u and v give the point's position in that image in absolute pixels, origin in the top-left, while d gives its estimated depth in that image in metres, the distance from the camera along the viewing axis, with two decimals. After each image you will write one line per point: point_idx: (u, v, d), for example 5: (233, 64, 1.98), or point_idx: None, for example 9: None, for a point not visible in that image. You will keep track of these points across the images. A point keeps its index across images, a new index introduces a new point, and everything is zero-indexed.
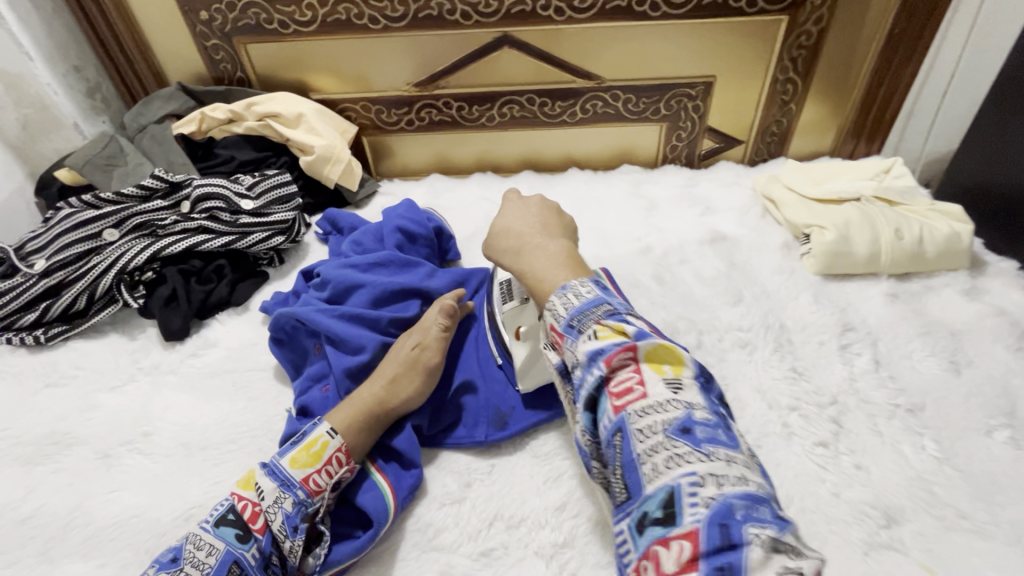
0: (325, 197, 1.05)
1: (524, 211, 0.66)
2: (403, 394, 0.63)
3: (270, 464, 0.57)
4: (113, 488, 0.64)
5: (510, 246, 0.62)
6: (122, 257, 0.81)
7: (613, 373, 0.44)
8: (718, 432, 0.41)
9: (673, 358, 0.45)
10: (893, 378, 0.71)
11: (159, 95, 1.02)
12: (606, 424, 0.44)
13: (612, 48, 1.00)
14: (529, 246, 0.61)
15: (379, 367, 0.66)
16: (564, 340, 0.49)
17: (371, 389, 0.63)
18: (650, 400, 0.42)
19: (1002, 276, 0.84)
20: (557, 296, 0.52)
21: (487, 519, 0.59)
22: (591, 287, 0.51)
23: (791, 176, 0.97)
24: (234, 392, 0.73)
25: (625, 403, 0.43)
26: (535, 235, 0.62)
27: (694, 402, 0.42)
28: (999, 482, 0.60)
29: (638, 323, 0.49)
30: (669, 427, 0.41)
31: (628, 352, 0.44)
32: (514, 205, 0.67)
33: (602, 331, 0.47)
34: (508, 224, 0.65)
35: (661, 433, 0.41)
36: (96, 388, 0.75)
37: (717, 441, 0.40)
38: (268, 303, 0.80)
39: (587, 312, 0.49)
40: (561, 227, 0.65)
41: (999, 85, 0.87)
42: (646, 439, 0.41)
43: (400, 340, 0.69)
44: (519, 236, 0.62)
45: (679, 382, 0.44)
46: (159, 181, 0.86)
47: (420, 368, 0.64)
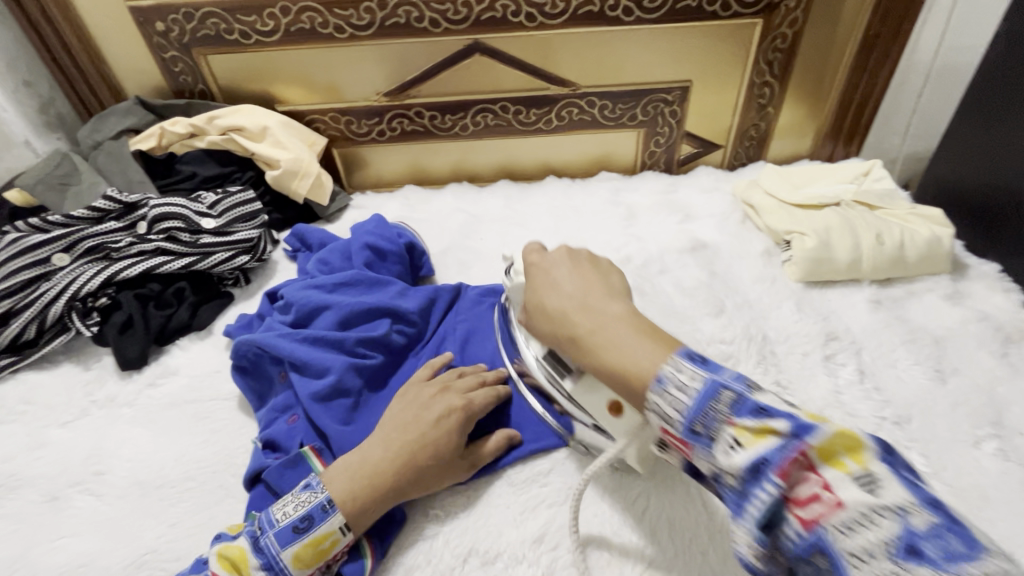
0: (294, 212, 1.00)
1: (555, 279, 0.56)
2: (422, 479, 0.56)
3: (268, 555, 0.52)
4: (60, 534, 0.60)
5: (563, 334, 0.52)
6: (73, 284, 0.76)
7: (789, 485, 0.35)
8: (948, 532, 0.31)
9: (848, 444, 0.36)
10: (878, 389, 0.69)
11: (115, 109, 0.97)
12: (798, 548, 0.35)
13: (585, 55, 0.98)
14: (588, 332, 0.50)
15: (406, 434, 0.57)
16: (693, 449, 0.40)
17: (390, 470, 0.55)
18: (850, 512, 0.33)
19: (983, 279, 0.83)
20: (656, 394, 0.42)
21: (461, 555, 0.56)
22: (693, 368, 0.42)
23: (770, 181, 0.95)
24: (194, 424, 0.69)
25: (816, 519, 0.34)
26: (583, 313, 0.51)
27: (903, 500, 0.33)
28: (988, 497, 0.59)
29: (774, 401, 0.39)
30: (891, 546, 0.32)
31: (794, 455, 0.35)
32: (542, 273, 0.57)
33: (742, 436, 0.38)
34: (546, 302, 0.54)
35: (880, 555, 0.32)
36: (46, 424, 0.70)
37: (954, 549, 0.31)
38: (231, 327, 0.76)
39: (708, 411, 0.39)
40: (606, 283, 0.55)
41: (975, 86, 0.87)
42: (863, 566, 0.32)
43: (432, 402, 0.59)
44: (565, 317, 0.52)
45: (872, 476, 0.34)
46: (112, 203, 0.82)
47: (454, 450, 0.58)
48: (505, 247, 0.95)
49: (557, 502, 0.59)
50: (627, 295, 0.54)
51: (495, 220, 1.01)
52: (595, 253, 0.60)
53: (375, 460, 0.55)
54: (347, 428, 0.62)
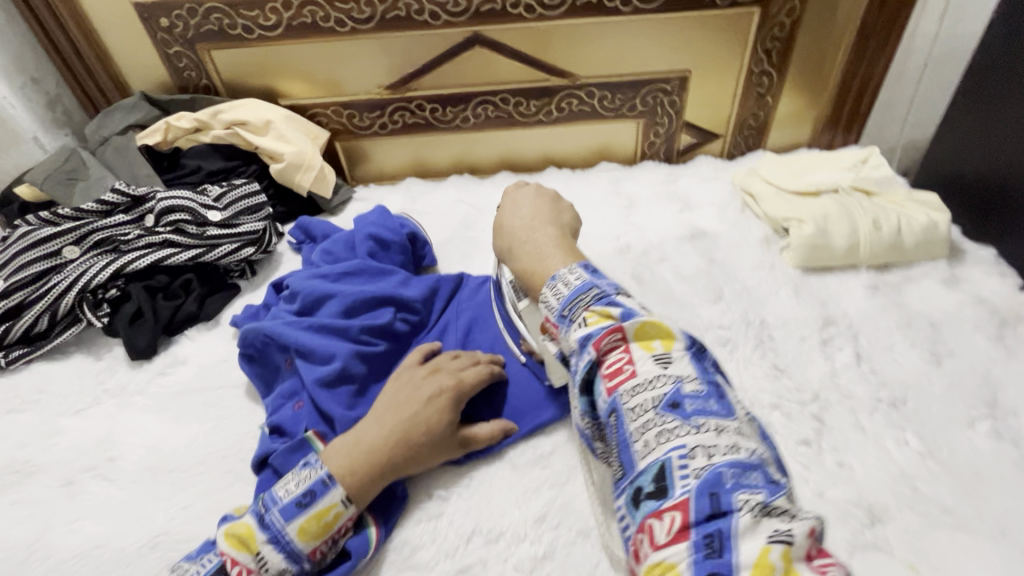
0: (298, 206, 1.02)
1: (517, 202, 0.68)
2: (418, 456, 0.58)
3: (273, 530, 0.53)
4: (76, 517, 0.61)
5: (504, 244, 0.65)
6: (83, 276, 0.78)
7: (604, 356, 0.46)
8: (707, 401, 0.43)
9: (663, 335, 0.46)
10: (874, 372, 0.70)
11: (121, 105, 0.99)
12: (603, 407, 0.46)
13: (584, 45, 0.98)
14: (521, 244, 0.63)
15: (400, 414, 0.59)
16: (558, 330, 0.51)
17: (383, 450, 0.57)
18: (639, 379, 0.44)
19: (980, 264, 0.83)
20: (548, 288, 0.53)
21: (465, 534, 0.57)
22: (580, 273, 0.53)
23: (769, 170, 0.96)
24: (203, 411, 0.71)
25: (617, 383, 0.45)
26: (525, 230, 0.64)
27: (683, 373, 0.44)
28: (981, 475, 0.60)
29: (630, 302, 0.49)
30: (659, 402, 0.43)
31: (618, 334, 0.46)
32: (510, 200, 0.69)
33: (590, 317, 0.48)
34: (502, 220, 0.67)
35: (651, 410, 0.43)
36: (60, 412, 0.72)
37: (706, 410, 0.42)
38: (238, 317, 0.77)
39: (577, 301, 0.50)
40: (554, 215, 0.67)
41: (973, 72, 0.87)
42: (637, 415, 0.43)
43: (424, 382, 0.62)
44: (511, 234, 0.65)
45: (667, 357, 0.45)
46: (120, 196, 0.83)
47: (448, 430, 0.59)
48: None
49: (558, 483, 0.60)
50: (568, 229, 0.66)
51: (496, 211, 1.02)
52: (559, 195, 0.70)
53: (370, 438, 0.57)
54: (351, 413, 0.63)
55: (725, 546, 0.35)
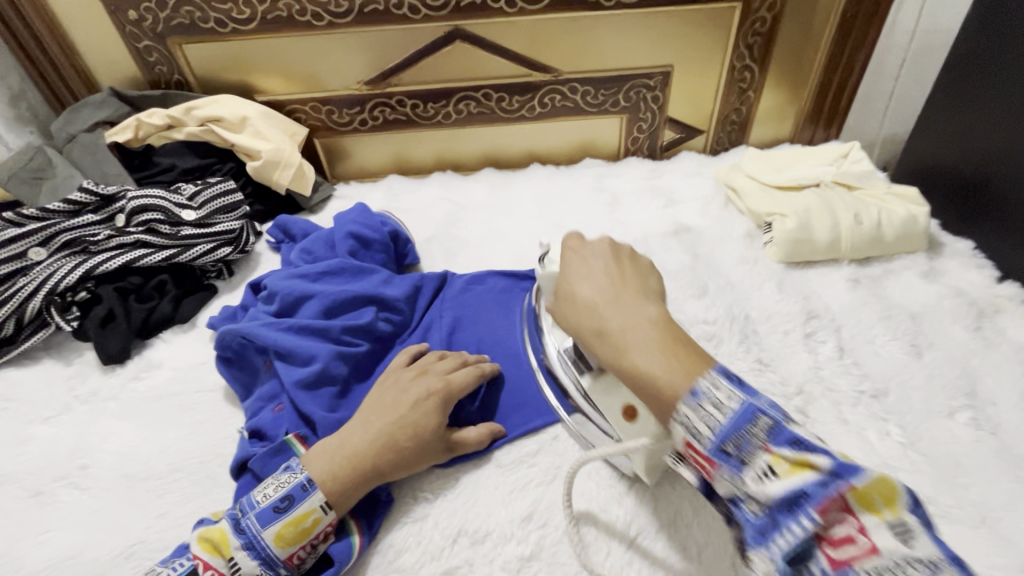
0: (277, 204, 1.00)
1: (591, 268, 0.54)
2: (405, 461, 0.57)
3: (249, 536, 0.52)
4: (46, 528, 0.59)
5: (589, 325, 0.50)
6: (51, 278, 0.75)
7: (823, 521, 0.35)
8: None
9: (887, 491, 0.35)
10: (856, 364, 0.71)
11: (89, 101, 0.96)
12: None
13: (567, 40, 0.98)
14: (616, 328, 0.47)
15: (387, 417, 0.58)
16: (719, 469, 0.40)
17: (368, 455, 0.56)
18: (883, 558, 0.33)
19: (957, 257, 0.85)
20: (689, 408, 0.40)
21: (451, 535, 0.56)
22: (731, 388, 0.40)
23: (752, 165, 0.96)
24: (180, 416, 0.69)
25: (846, 559, 0.34)
26: (615, 307, 0.49)
27: (934, 554, 0.32)
28: (961, 464, 0.61)
29: (810, 435, 0.39)
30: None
31: (834, 493, 0.35)
32: (578, 260, 0.55)
33: (778, 466, 0.37)
34: (577, 290, 0.52)
35: None
36: (28, 419, 0.69)
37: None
38: (214, 319, 0.75)
39: (745, 434, 0.38)
40: (643, 281, 0.53)
41: (950, 67, 0.88)
42: None
43: (412, 384, 0.60)
44: (595, 312, 0.50)
45: (906, 525, 0.34)
46: (88, 195, 0.80)
47: (436, 433, 0.58)
48: (491, 234, 0.95)
49: (545, 481, 0.60)
50: (661, 296, 0.52)
51: (479, 208, 1.01)
52: (636, 251, 0.57)
53: (355, 442, 0.56)
54: (333, 415, 0.62)
55: None
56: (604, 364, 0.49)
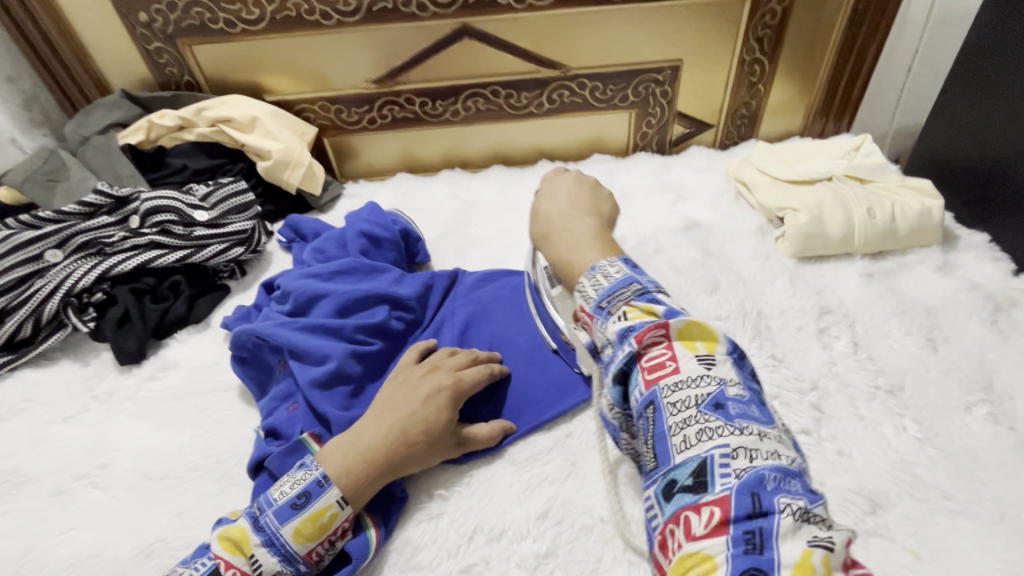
0: (287, 204, 1.00)
1: (555, 192, 0.72)
2: (417, 455, 0.57)
3: (268, 533, 0.52)
4: (68, 527, 0.60)
5: (540, 229, 0.68)
6: (67, 279, 0.76)
7: (644, 348, 0.44)
8: (749, 405, 0.41)
9: (706, 336, 0.44)
10: (871, 359, 0.70)
11: (101, 103, 0.96)
12: (637, 400, 0.44)
13: (575, 36, 0.97)
14: (557, 229, 0.66)
15: (398, 414, 0.58)
16: (594, 322, 0.49)
17: (377, 448, 0.56)
18: (682, 375, 0.42)
19: (973, 250, 0.84)
20: (586, 278, 0.52)
21: (467, 533, 0.56)
22: (621, 267, 0.52)
23: (762, 159, 0.96)
24: (196, 416, 0.69)
25: (656, 377, 0.43)
26: (563, 216, 0.67)
27: (727, 376, 0.42)
28: (979, 460, 0.60)
29: (668, 301, 0.49)
30: (702, 402, 0.41)
31: (659, 328, 0.44)
32: (549, 186, 0.74)
33: (631, 312, 0.46)
34: (541, 207, 0.70)
35: (693, 407, 0.41)
36: (48, 420, 0.70)
37: (748, 416, 0.40)
38: (229, 319, 0.75)
39: (616, 294, 0.49)
40: (593, 205, 0.71)
41: (964, 57, 0.87)
42: (677, 412, 0.41)
43: (423, 381, 0.61)
44: (548, 220, 0.68)
45: (711, 358, 0.43)
46: (103, 197, 0.81)
47: (447, 428, 0.59)
48: (500, 232, 0.95)
49: (559, 479, 0.60)
50: (605, 218, 0.70)
51: (489, 205, 1.01)
52: (597, 183, 0.75)
53: (367, 438, 0.57)
54: (346, 413, 0.62)
55: (762, 541, 0.35)
56: (545, 256, 0.67)
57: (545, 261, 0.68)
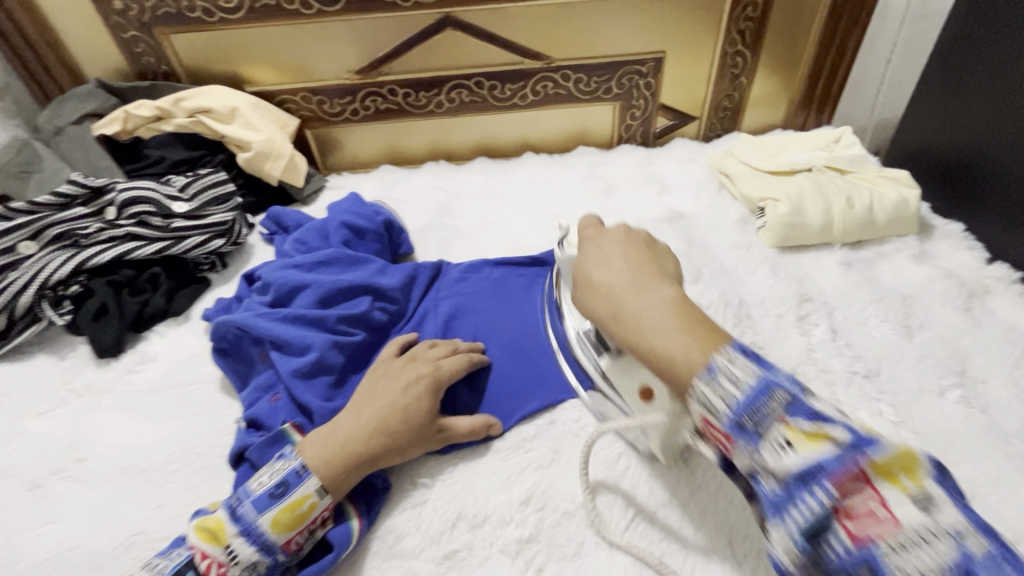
0: (269, 196, 0.99)
1: (608, 252, 0.55)
2: (398, 444, 0.57)
3: (245, 523, 0.52)
4: (44, 521, 0.59)
5: (604, 307, 0.52)
6: (42, 272, 0.74)
7: (842, 495, 0.35)
8: (1003, 563, 0.32)
9: (907, 463, 0.36)
10: (849, 346, 0.72)
11: (76, 93, 0.94)
12: (837, 561, 0.35)
13: (558, 27, 0.97)
14: (632, 309, 0.49)
15: (377, 404, 0.58)
16: (737, 443, 0.40)
17: (356, 437, 0.56)
18: (906, 530, 0.33)
19: (948, 239, 0.85)
20: (705, 383, 0.42)
21: (450, 520, 0.56)
22: (749, 364, 0.42)
23: (744, 150, 0.97)
24: (176, 408, 0.68)
25: (867, 534, 0.34)
26: (630, 289, 0.51)
27: (960, 525, 0.33)
28: (952, 441, 0.62)
29: (826, 408, 0.40)
30: (947, 570, 0.32)
31: (852, 465, 0.36)
32: (594, 247, 0.57)
33: (795, 438, 0.38)
34: (592, 274, 0.55)
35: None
36: (22, 414, 0.69)
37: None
38: (209, 311, 0.74)
39: (761, 407, 0.40)
40: (657, 265, 0.54)
41: (940, 49, 0.88)
42: None
43: (401, 372, 0.61)
44: (613, 296, 0.52)
45: (928, 496, 0.35)
46: (77, 188, 0.79)
47: (426, 416, 0.58)
48: (485, 223, 0.95)
49: (543, 466, 0.60)
50: (677, 280, 0.53)
51: (473, 197, 1.00)
52: (652, 236, 0.58)
53: (345, 427, 0.57)
54: (329, 403, 0.62)
55: None
56: (618, 343, 0.52)
57: (618, 345, 0.52)
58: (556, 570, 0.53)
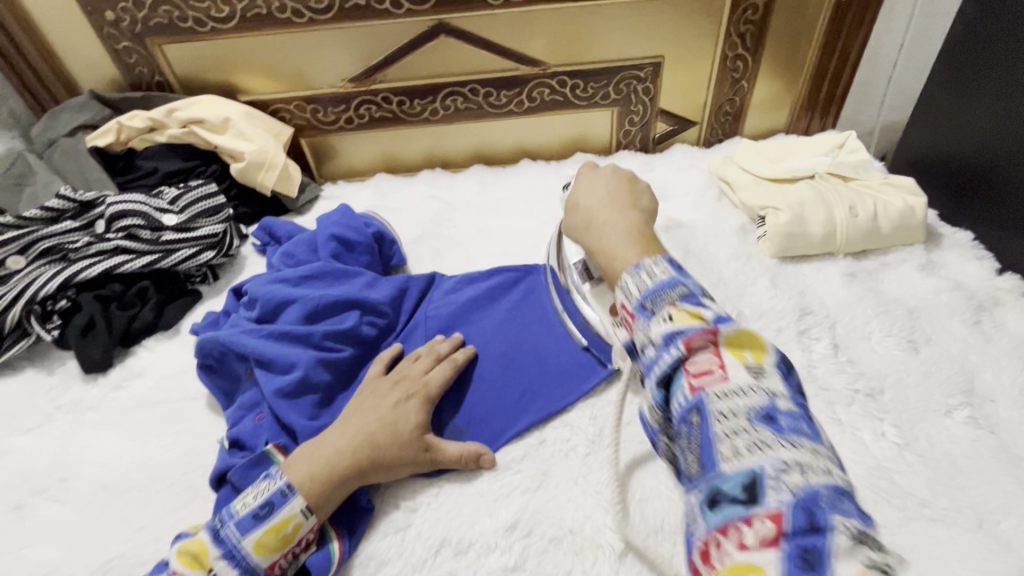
0: (262, 206, 0.98)
1: (594, 185, 0.64)
2: (386, 461, 0.56)
3: (228, 545, 0.50)
4: (25, 543, 0.58)
5: (580, 223, 0.61)
6: (30, 286, 0.74)
7: (691, 353, 0.39)
8: (802, 421, 0.37)
9: (755, 344, 0.40)
10: (851, 362, 0.69)
11: (70, 105, 0.94)
12: (679, 408, 0.39)
13: (553, 32, 0.95)
14: (599, 221, 0.59)
15: (365, 419, 0.58)
16: (637, 322, 0.44)
17: (342, 452, 0.55)
18: (731, 384, 0.38)
19: (957, 248, 0.82)
20: (630, 275, 0.47)
21: (433, 546, 0.55)
22: (667, 267, 0.47)
23: (745, 157, 0.94)
24: (162, 426, 0.68)
25: (702, 385, 0.38)
26: (604, 209, 0.60)
27: (777, 388, 0.38)
28: (959, 465, 0.59)
29: (713, 304, 0.44)
30: (752, 413, 0.36)
31: (708, 332, 0.40)
32: (586, 180, 0.66)
33: (676, 313, 0.42)
34: (579, 200, 0.63)
35: (743, 418, 0.36)
36: (9, 432, 0.69)
37: (802, 431, 0.36)
38: (197, 326, 0.74)
39: (660, 295, 0.44)
40: (633, 199, 0.62)
41: (947, 52, 0.85)
42: (724, 422, 0.36)
43: (390, 390, 0.60)
44: (588, 213, 0.61)
45: (761, 369, 0.39)
46: (66, 201, 0.79)
47: (415, 432, 0.57)
48: (480, 233, 0.94)
49: (531, 488, 0.58)
50: (650, 216, 0.61)
51: (468, 206, 0.99)
52: (637, 176, 0.66)
53: (332, 443, 0.56)
54: (314, 423, 0.61)
55: (823, 564, 0.30)
56: (585, 250, 0.61)
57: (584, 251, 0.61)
58: None
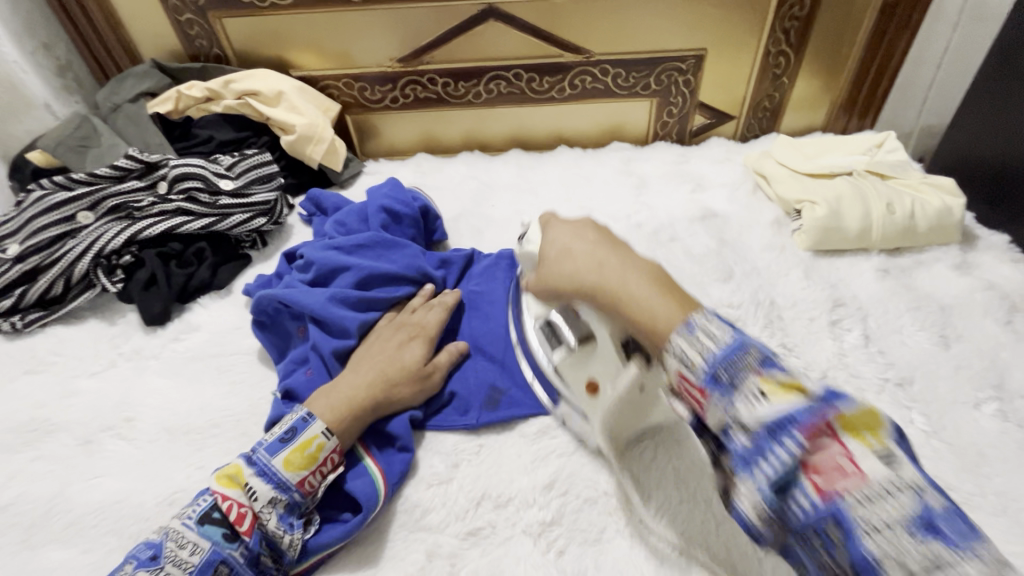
0: (309, 177, 1.02)
1: (580, 226, 0.55)
2: (398, 395, 0.61)
3: (260, 465, 0.55)
4: (95, 473, 0.63)
5: (587, 271, 0.50)
6: (97, 241, 0.78)
7: (810, 450, 0.35)
8: (958, 519, 0.33)
9: (870, 421, 0.36)
10: (882, 353, 0.71)
11: (133, 72, 0.99)
12: (808, 515, 0.35)
13: (600, 22, 0.98)
14: (614, 269, 0.48)
15: (374, 359, 0.63)
16: (710, 396, 0.39)
17: (359, 384, 0.60)
18: (873, 484, 0.34)
19: (992, 250, 0.83)
20: (683, 338, 0.41)
21: (475, 499, 0.58)
22: (722, 324, 0.42)
23: (782, 152, 0.95)
24: (217, 376, 0.72)
25: (834, 487, 0.34)
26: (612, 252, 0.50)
27: (918, 480, 0.34)
28: (985, 454, 0.61)
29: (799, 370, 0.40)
30: (908, 520, 0.32)
31: (820, 419, 0.36)
32: (559, 222, 0.57)
33: (769, 389, 0.38)
34: (568, 244, 0.53)
35: (901, 528, 0.32)
36: (76, 374, 0.73)
37: (966, 534, 0.32)
38: (251, 286, 0.78)
39: (737, 362, 0.39)
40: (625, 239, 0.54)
41: (992, 57, 0.86)
42: (879, 534, 0.32)
43: (394, 333, 0.66)
44: (591, 257, 0.50)
45: (891, 453, 0.35)
46: (134, 162, 0.84)
47: (418, 368, 0.63)
48: (517, 214, 0.96)
49: (567, 453, 0.61)
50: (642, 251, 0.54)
51: (506, 187, 1.02)
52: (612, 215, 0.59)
53: (348, 381, 0.61)
54: None
55: None
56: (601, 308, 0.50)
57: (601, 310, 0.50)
58: (576, 553, 0.54)
